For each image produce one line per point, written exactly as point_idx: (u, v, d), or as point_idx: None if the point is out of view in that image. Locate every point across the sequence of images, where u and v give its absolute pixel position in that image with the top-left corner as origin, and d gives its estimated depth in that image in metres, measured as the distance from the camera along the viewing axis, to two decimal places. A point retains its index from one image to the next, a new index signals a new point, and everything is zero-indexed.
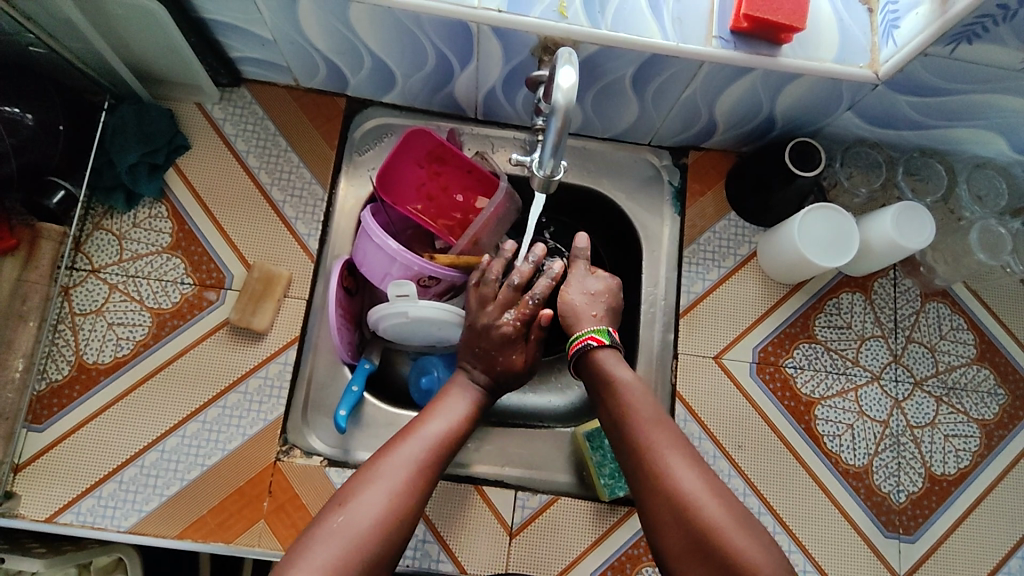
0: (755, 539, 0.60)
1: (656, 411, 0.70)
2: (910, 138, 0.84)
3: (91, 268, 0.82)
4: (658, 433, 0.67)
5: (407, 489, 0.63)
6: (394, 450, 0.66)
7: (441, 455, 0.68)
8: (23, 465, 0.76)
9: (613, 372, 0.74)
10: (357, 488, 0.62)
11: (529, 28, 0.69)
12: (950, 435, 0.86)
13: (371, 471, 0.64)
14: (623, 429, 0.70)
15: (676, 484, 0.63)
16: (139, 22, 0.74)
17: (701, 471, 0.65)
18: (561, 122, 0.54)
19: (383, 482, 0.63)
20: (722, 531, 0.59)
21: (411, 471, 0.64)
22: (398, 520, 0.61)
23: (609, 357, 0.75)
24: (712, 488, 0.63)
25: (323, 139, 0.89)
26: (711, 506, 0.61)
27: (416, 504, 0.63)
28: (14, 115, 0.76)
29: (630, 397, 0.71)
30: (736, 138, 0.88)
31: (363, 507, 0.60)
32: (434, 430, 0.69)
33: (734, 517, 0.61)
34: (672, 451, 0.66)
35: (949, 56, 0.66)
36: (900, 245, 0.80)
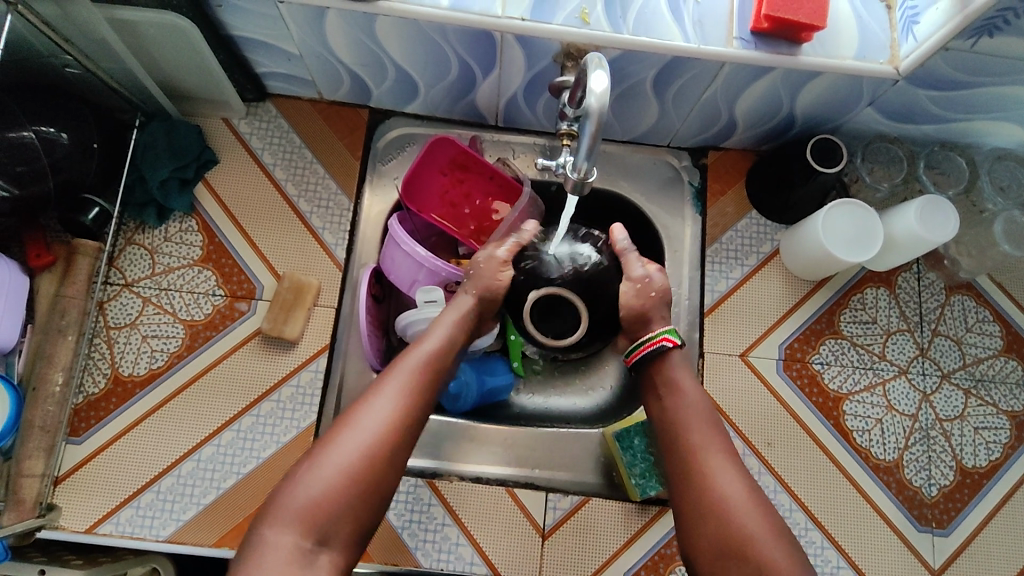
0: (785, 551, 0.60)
1: (709, 419, 0.70)
2: (930, 132, 0.84)
3: (124, 282, 0.83)
4: (710, 440, 0.68)
5: (399, 412, 0.64)
6: (390, 375, 0.67)
7: (434, 378, 0.69)
8: (64, 477, 0.77)
9: (672, 377, 0.74)
10: (354, 412, 0.64)
11: (552, 35, 0.70)
12: (979, 428, 0.86)
13: (369, 395, 0.65)
14: (677, 433, 0.70)
15: (720, 490, 0.64)
16: (170, 41, 0.75)
17: (745, 480, 0.65)
18: (596, 125, 0.54)
19: (377, 405, 0.64)
20: (756, 540, 0.60)
21: (404, 396, 0.65)
22: (394, 442, 0.63)
23: (678, 360, 0.75)
24: (753, 498, 0.63)
25: (347, 150, 0.90)
26: (752, 517, 0.62)
27: (409, 425, 0.65)
28: (49, 134, 0.76)
29: (686, 403, 0.71)
30: (756, 137, 0.89)
31: (359, 431, 0.62)
32: (427, 354, 0.70)
33: (767, 527, 0.61)
34: (720, 459, 0.66)
35: (970, 50, 0.67)
36: (924, 239, 0.80)
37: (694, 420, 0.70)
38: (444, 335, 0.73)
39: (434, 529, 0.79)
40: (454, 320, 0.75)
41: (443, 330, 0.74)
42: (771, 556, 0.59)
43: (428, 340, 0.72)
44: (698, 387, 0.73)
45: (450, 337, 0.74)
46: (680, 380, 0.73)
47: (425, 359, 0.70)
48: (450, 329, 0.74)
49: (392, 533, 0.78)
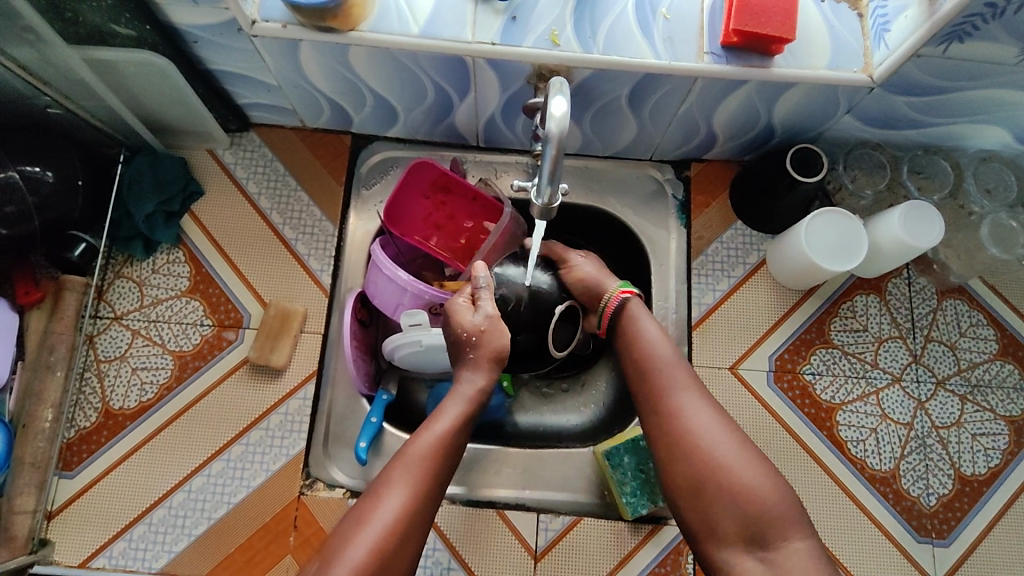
0: (762, 468, 0.63)
1: (676, 356, 0.72)
2: (913, 137, 0.83)
3: (113, 315, 0.84)
4: (676, 376, 0.70)
5: (411, 510, 0.60)
6: (398, 466, 0.63)
7: (447, 461, 0.65)
8: (56, 511, 0.78)
9: (635, 319, 0.76)
10: (361, 513, 0.60)
11: (524, 58, 0.71)
12: (977, 435, 0.84)
13: (379, 491, 0.61)
14: (644, 381, 0.72)
15: (691, 428, 0.66)
16: (150, 78, 0.76)
17: (718, 412, 0.67)
18: (557, 149, 0.54)
19: (385, 506, 0.60)
20: (725, 465, 0.63)
21: (417, 485, 0.62)
22: (406, 536, 0.59)
23: (638, 306, 0.78)
24: (729, 429, 0.66)
25: (330, 176, 0.91)
26: (726, 448, 0.64)
27: (424, 517, 0.61)
28: (36, 174, 0.77)
29: (648, 343, 0.73)
30: (738, 148, 0.89)
31: (364, 538, 0.58)
32: (438, 432, 0.66)
33: (737, 448, 0.64)
34: (691, 395, 0.68)
35: (942, 55, 0.66)
36: (909, 245, 0.79)
37: (659, 363, 0.71)
38: (457, 412, 0.69)
39: (425, 555, 0.79)
40: (464, 394, 0.71)
41: (455, 407, 0.69)
42: (747, 477, 0.62)
43: (437, 421, 0.67)
44: (659, 327, 0.76)
45: (465, 415, 0.69)
46: (645, 324, 0.76)
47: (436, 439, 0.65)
48: (465, 403, 0.70)
49: None
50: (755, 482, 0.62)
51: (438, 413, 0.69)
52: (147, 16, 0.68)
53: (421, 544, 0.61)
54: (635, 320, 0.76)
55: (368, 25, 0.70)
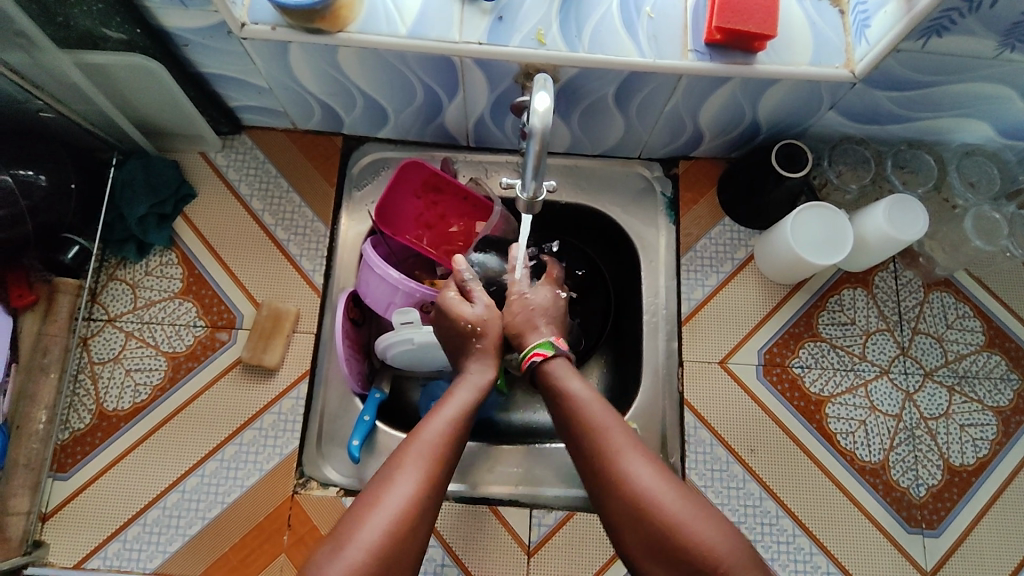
0: (716, 525, 0.58)
1: (606, 414, 0.67)
2: (897, 132, 0.84)
3: (107, 318, 0.85)
4: (613, 438, 0.65)
5: (425, 488, 0.61)
6: (412, 445, 0.64)
7: (453, 448, 0.66)
8: (50, 513, 0.78)
9: (558, 376, 0.73)
10: (377, 490, 0.61)
11: (511, 57, 0.72)
12: (966, 425, 0.85)
13: (395, 467, 0.62)
14: (583, 441, 0.67)
15: (631, 486, 0.61)
16: (142, 81, 0.77)
17: (660, 468, 0.63)
18: (541, 144, 0.55)
19: (400, 483, 0.61)
20: (676, 525, 0.58)
21: (427, 470, 0.62)
22: (414, 522, 0.60)
23: (561, 366, 0.74)
24: (670, 483, 0.61)
25: (322, 177, 0.92)
26: (672, 506, 0.59)
27: (433, 502, 0.62)
28: (29, 177, 0.78)
29: (581, 406, 0.69)
30: (724, 144, 0.90)
31: (382, 512, 0.59)
32: (446, 419, 0.68)
33: (686, 506, 0.59)
34: (632, 457, 0.63)
35: (921, 50, 0.67)
36: (893, 238, 0.80)
37: (593, 421, 0.67)
38: (465, 400, 0.71)
39: None
40: (474, 384, 0.73)
41: (464, 396, 0.71)
42: (698, 531, 0.57)
43: (447, 405, 0.69)
44: (587, 388, 0.71)
45: (471, 403, 0.71)
46: (571, 383, 0.71)
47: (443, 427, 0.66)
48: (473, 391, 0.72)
49: None
50: (713, 542, 0.57)
51: (448, 401, 0.70)
52: (137, 20, 0.69)
53: (429, 529, 0.61)
54: (562, 379, 0.72)
55: (357, 26, 0.71)
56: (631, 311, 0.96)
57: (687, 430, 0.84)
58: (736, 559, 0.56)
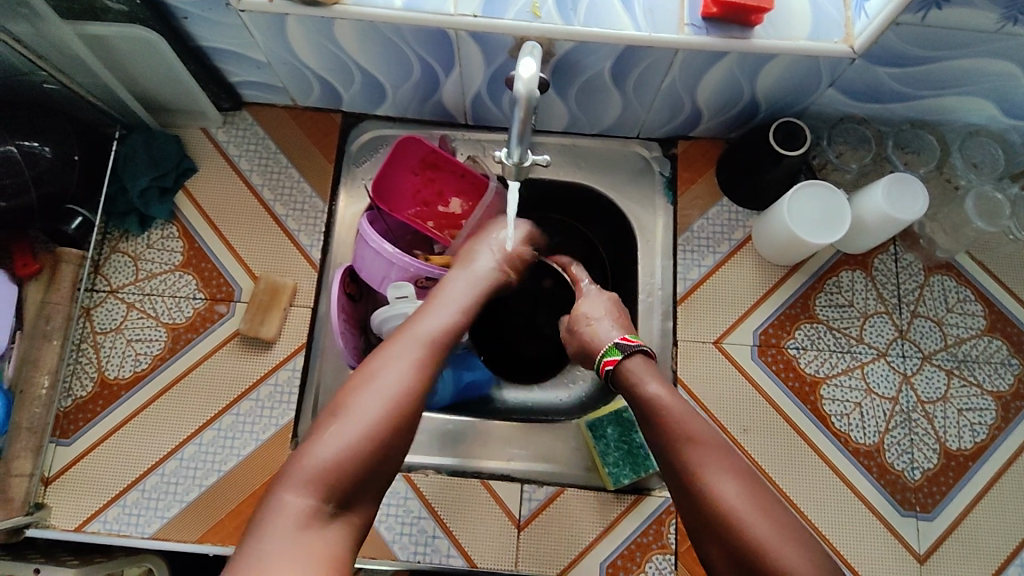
0: (804, 551, 0.58)
1: (694, 424, 0.66)
2: (898, 111, 0.83)
3: (109, 289, 0.87)
4: (695, 452, 0.64)
5: (421, 370, 0.63)
6: (405, 337, 0.66)
7: (450, 344, 0.68)
8: (53, 477, 0.80)
9: (642, 378, 0.71)
10: (372, 372, 0.62)
11: (506, 30, 0.72)
12: (963, 409, 0.84)
13: (389, 352, 0.64)
14: (666, 449, 0.66)
15: (720, 503, 0.61)
16: (142, 54, 0.78)
17: (746, 484, 0.62)
18: (526, 110, 0.55)
19: (396, 368, 0.62)
20: (765, 548, 0.57)
21: (421, 358, 0.64)
22: (398, 417, 0.59)
23: (638, 364, 0.72)
24: (758, 504, 0.60)
25: (321, 154, 0.93)
26: (761, 526, 0.59)
27: (420, 401, 0.61)
28: (34, 149, 0.80)
29: (671, 414, 0.67)
30: (724, 123, 0.89)
31: (377, 390, 0.60)
32: (444, 319, 0.70)
33: (776, 527, 0.59)
34: (719, 473, 0.62)
35: (921, 23, 0.66)
36: (893, 218, 0.79)
37: (683, 433, 0.65)
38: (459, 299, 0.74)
39: (410, 522, 0.80)
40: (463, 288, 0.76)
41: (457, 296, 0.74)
42: (786, 556, 0.57)
43: (441, 308, 0.72)
44: (672, 390, 0.69)
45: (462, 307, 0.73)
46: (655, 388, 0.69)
47: (442, 325, 0.69)
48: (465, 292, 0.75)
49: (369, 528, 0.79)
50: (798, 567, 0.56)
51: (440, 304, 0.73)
52: None
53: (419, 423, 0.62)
54: (641, 382, 0.70)
55: None
56: (627, 291, 0.96)
57: None
58: None
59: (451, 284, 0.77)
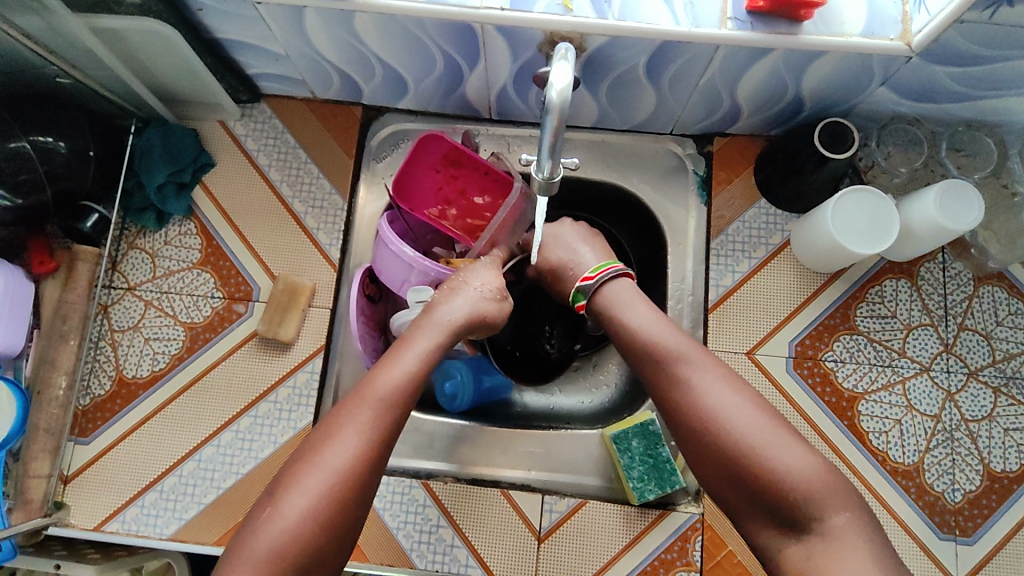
0: (787, 440, 0.58)
1: (675, 338, 0.67)
2: (954, 111, 0.77)
3: (127, 286, 0.85)
4: (677, 358, 0.65)
5: (370, 448, 0.57)
6: (355, 402, 0.59)
7: (407, 403, 0.61)
8: (72, 476, 0.80)
9: (619, 301, 0.74)
10: (315, 448, 0.56)
11: (535, 24, 0.67)
12: (1010, 429, 0.80)
13: (338, 422, 0.58)
14: (650, 362, 0.67)
15: (703, 401, 0.61)
16: (155, 47, 0.75)
17: (730, 385, 0.62)
18: (558, 120, 0.51)
19: (340, 445, 0.56)
20: (749, 438, 0.58)
21: (373, 423, 0.58)
22: (343, 504, 0.54)
23: (627, 294, 0.74)
24: (740, 398, 0.61)
25: (341, 149, 0.90)
26: (744, 419, 0.59)
27: (365, 483, 0.56)
28: (47, 143, 0.78)
29: (650, 331, 0.68)
30: (764, 121, 0.84)
31: (320, 472, 0.54)
32: (402, 374, 0.62)
33: (759, 420, 0.59)
34: (700, 374, 0.63)
35: (988, 21, 0.61)
36: (945, 228, 0.74)
37: (660, 345, 0.67)
38: (424, 350, 0.65)
39: (429, 531, 0.78)
40: (434, 331, 0.67)
41: (423, 344, 0.66)
42: (772, 449, 0.57)
43: (400, 360, 0.63)
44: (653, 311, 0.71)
45: (428, 359, 0.65)
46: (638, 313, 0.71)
47: (398, 383, 0.61)
48: (430, 342, 0.66)
49: (388, 535, 0.78)
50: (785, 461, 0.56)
51: (402, 354, 0.64)
52: None
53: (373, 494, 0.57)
54: (619, 306, 0.73)
55: None
56: (656, 294, 0.92)
57: None
58: (808, 472, 0.56)
59: (414, 339, 0.66)
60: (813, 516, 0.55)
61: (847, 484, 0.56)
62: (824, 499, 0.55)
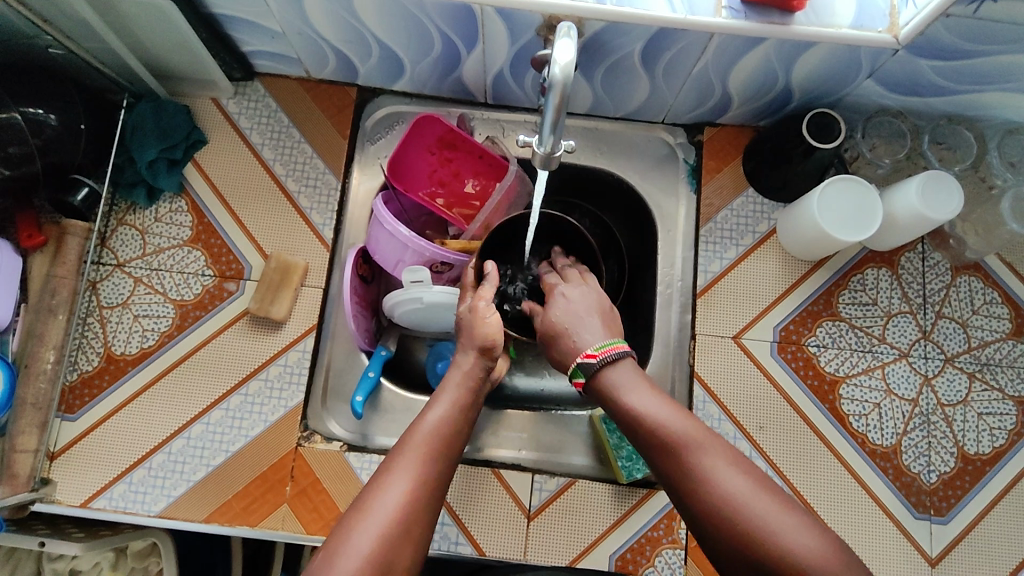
0: (812, 529, 0.53)
1: (684, 419, 0.60)
2: (937, 105, 0.80)
3: (116, 262, 0.84)
4: (691, 445, 0.58)
5: (418, 492, 0.59)
6: (401, 450, 0.62)
7: (448, 446, 0.64)
8: (58, 452, 0.79)
9: (621, 384, 0.65)
10: (368, 495, 0.58)
11: (534, 8, 0.68)
12: (984, 414, 0.83)
13: (387, 472, 0.60)
14: (659, 450, 0.60)
15: (721, 496, 0.55)
16: (150, 21, 0.75)
17: (746, 473, 0.57)
18: (561, 98, 0.52)
19: (391, 489, 0.58)
20: (773, 535, 0.52)
21: (424, 468, 0.61)
22: (398, 546, 0.56)
23: (621, 367, 0.66)
24: (762, 490, 0.56)
25: (334, 129, 0.89)
26: (767, 512, 0.54)
27: (418, 525, 0.58)
28: (38, 116, 0.78)
29: (654, 415, 0.61)
30: (753, 111, 0.86)
31: (375, 516, 0.56)
32: (436, 420, 0.65)
33: (781, 512, 0.54)
34: (718, 464, 0.57)
35: (974, 15, 0.62)
36: (926, 218, 0.77)
37: (668, 432, 0.60)
38: (454, 396, 0.69)
39: None
40: (457, 381, 0.70)
41: (453, 392, 0.69)
42: (795, 542, 0.52)
43: (434, 409, 0.67)
44: (652, 389, 0.63)
45: (459, 404, 0.68)
46: (637, 391, 0.63)
47: (436, 425, 0.65)
48: (458, 391, 0.69)
49: None
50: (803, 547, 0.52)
51: (432, 404, 0.68)
52: None
53: (425, 540, 0.59)
54: (621, 390, 0.64)
55: None
56: (645, 280, 0.94)
57: (695, 404, 0.83)
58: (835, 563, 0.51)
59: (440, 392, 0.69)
60: None
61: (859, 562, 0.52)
62: None
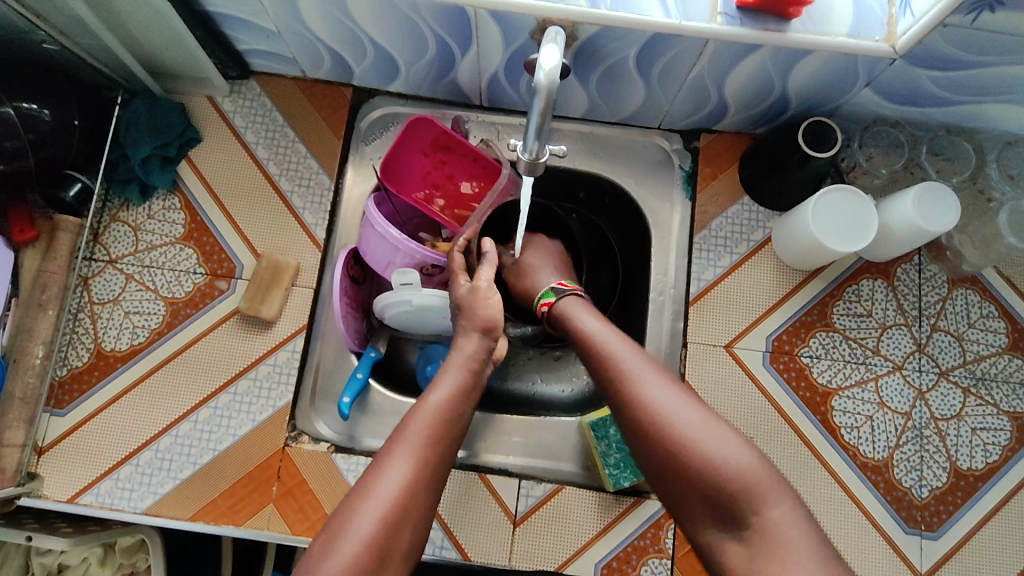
0: (732, 442, 0.56)
1: (620, 342, 0.64)
2: (936, 116, 0.79)
3: (108, 259, 0.84)
4: (621, 362, 0.62)
5: (420, 473, 0.58)
6: (404, 428, 0.61)
7: (452, 426, 0.63)
8: (46, 447, 0.79)
9: (571, 316, 0.69)
10: (369, 478, 0.58)
11: (527, 11, 0.68)
12: (977, 428, 0.82)
13: (389, 453, 0.59)
14: (598, 370, 0.64)
15: (648, 407, 0.58)
16: (144, 18, 0.75)
17: (672, 386, 0.60)
18: (546, 102, 0.51)
19: (392, 471, 0.58)
20: (692, 443, 0.56)
21: (427, 448, 0.60)
22: (398, 527, 0.56)
23: (574, 300, 0.71)
24: (688, 403, 0.59)
25: (329, 130, 0.89)
26: (686, 420, 0.57)
27: (420, 506, 0.57)
28: (32, 111, 0.77)
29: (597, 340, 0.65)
30: (750, 119, 0.85)
31: (375, 500, 0.56)
32: (440, 399, 0.64)
33: (702, 421, 0.57)
34: (648, 381, 0.60)
35: (971, 25, 0.62)
36: (922, 229, 0.76)
37: (606, 357, 0.63)
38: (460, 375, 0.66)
39: None
40: (462, 362, 0.68)
41: (458, 372, 0.67)
42: (705, 450, 0.55)
43: (439, 388, 0.65)
44: (599, 319, 0.68)
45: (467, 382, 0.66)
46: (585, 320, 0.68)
47: (441, 405, 0.63)
48: (464, 371, 0.67)
49: None
50: (731, 468, 0.54)
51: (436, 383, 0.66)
52: None
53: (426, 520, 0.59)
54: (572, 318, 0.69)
55: None
56: (639, 287, 0.93)
57: None
58: (744, 469, 0.54)
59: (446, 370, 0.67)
60: (754, 517, 0.53)
61: (782, 480, 0.55)
62: (760, 494, 0.54)
